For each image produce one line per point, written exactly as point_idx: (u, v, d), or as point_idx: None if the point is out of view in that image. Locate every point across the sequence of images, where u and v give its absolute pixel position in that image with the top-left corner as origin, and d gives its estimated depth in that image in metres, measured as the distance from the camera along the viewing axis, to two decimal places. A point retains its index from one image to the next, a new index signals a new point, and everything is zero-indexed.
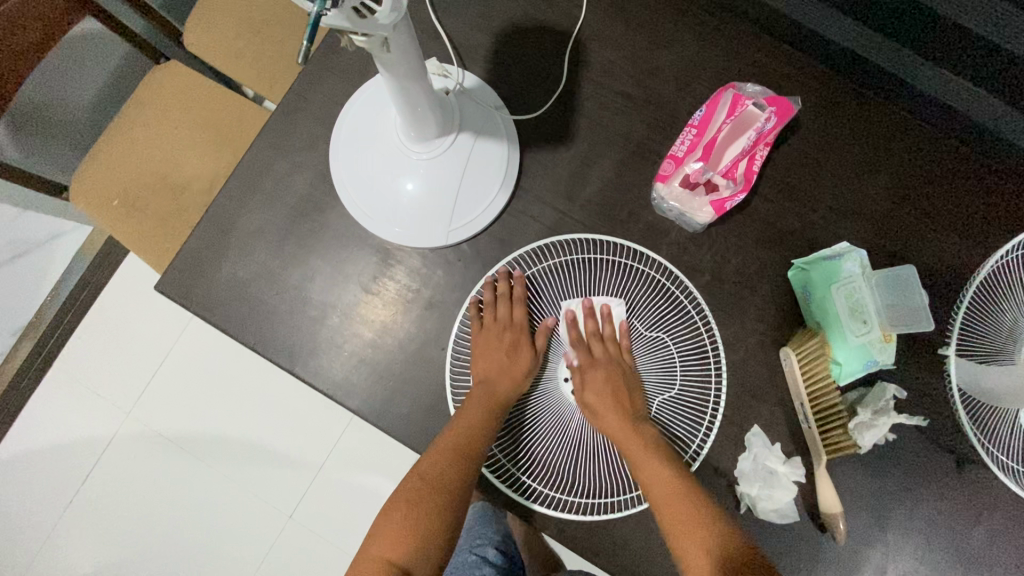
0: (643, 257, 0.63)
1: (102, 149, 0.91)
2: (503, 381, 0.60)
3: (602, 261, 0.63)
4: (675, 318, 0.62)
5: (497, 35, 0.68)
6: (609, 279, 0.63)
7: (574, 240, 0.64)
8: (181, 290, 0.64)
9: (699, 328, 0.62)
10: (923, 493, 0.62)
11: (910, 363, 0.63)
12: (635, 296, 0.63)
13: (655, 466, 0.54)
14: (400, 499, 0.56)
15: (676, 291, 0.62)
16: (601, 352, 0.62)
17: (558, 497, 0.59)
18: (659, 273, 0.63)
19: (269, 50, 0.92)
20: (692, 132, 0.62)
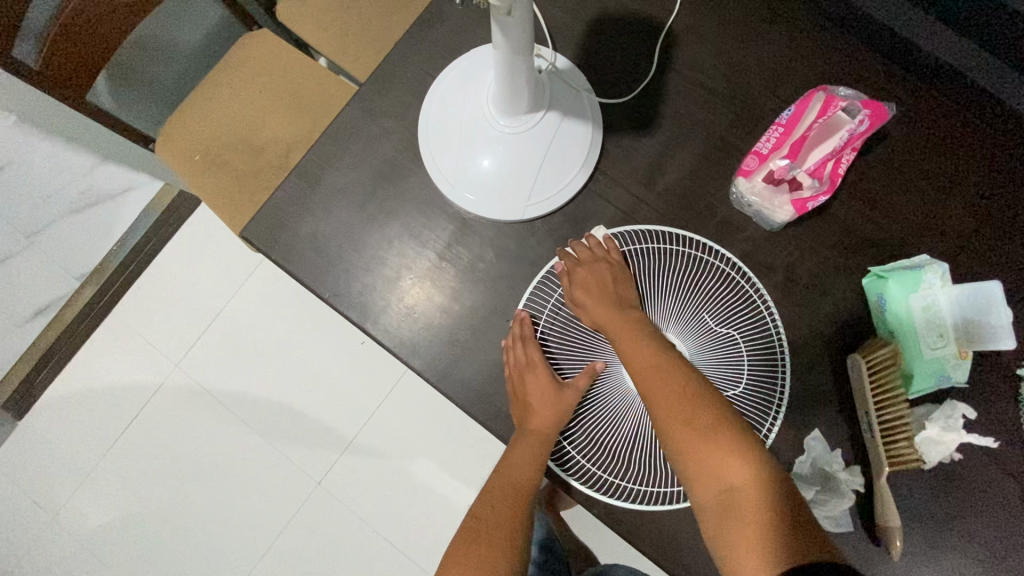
0: (716, 255, 0.64)
1: (192, 107, 0.96)
2: (541, 422, 0.60)
3: (669, 253, 0.64)
4: (745, 315, 0.62)
5: (589, 22, 0.70)
6: (674, 272, 0.64)
7: (642, 231, 0.66)
8: (266, 239, 0.67)
9: (769, 328, 0.62)
10: (987, 519, 0.60)
11: (983, 383, 0.61)
12: (703, 290, 0.62)
13: (644, 356, 0.56)
14: (473, 530, 0.59)
15: (748, 289, 0.62)
16: (588, 257, 0.63)
17: (615, 483, 0.60)
18: (730, 268, 0.63)
19: (357, 26, 0.95)
20: (778, 130, 0.63)
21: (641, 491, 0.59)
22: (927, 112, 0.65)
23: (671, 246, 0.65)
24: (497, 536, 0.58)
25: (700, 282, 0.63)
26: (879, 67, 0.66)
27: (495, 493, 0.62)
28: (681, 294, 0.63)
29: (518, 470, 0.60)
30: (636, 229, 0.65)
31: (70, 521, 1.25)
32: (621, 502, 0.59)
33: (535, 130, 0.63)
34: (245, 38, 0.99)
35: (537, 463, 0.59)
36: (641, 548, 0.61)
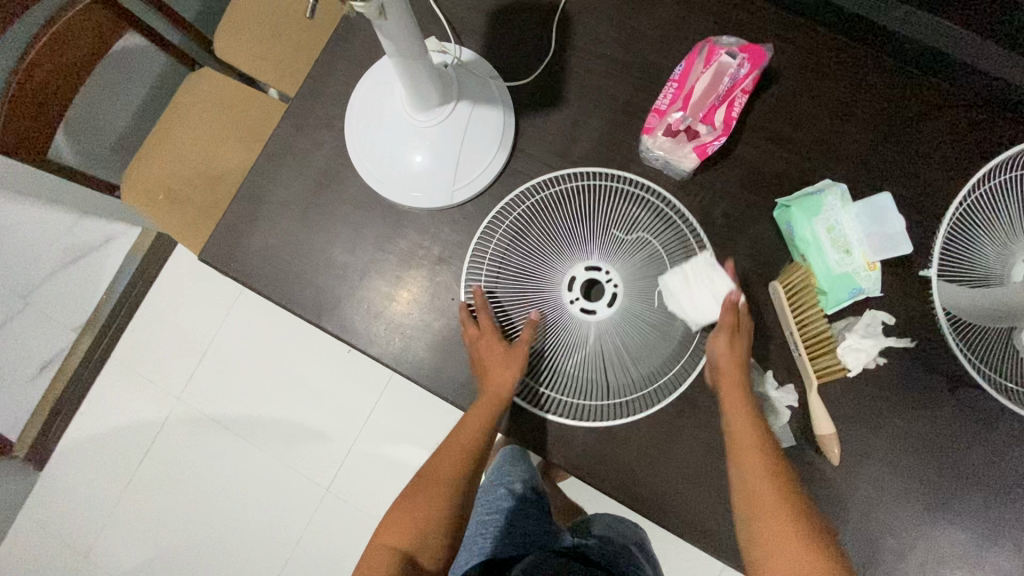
0: (633, 180, 0.68)
1: (149, 149, 1.02)
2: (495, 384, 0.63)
3: (593, 188, 0.68)
4: (668, 233, 0.66)
5: (490, 13, 0.74)
6: (600, 202, 0.67)
7: (565, 175, 0.69)
8: (221, 257, 0.72)
9: (688, 240, 0.66)
10: (916, 413, 0.64)
11: (897, 289, 0.65)
12: (629, 214, 0.66)
13: (751, 452, 0.58)
14: (420, 486, 0.65)
15: (666, 210, 0.66)
16: (730, 341, 0.60)
17: (575, 406, 0.65)
18: (653, 197, 0.67)
19: (290, 51, 1.01)
20: (673, 86, 0.67)
21: (605, 409, 0.65)
22: (813, 47, 0.69)
23: (595, 183, 0.68)
24: (433, 491, 0.64)
25: (624, 208, 0.66)
26: (762, 13, 0.70)
27: (448, 452, 0.66)
28: (609, 219, 0.65)
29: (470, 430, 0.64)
30: (558, 174, 0.69)
31: (102, 558, 1.32)
32: (590, 422, 0.65)
33: (449, 120, 0.67)
34: (190, 79, 1.05)
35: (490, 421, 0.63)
36: (601, 487, 0.67)
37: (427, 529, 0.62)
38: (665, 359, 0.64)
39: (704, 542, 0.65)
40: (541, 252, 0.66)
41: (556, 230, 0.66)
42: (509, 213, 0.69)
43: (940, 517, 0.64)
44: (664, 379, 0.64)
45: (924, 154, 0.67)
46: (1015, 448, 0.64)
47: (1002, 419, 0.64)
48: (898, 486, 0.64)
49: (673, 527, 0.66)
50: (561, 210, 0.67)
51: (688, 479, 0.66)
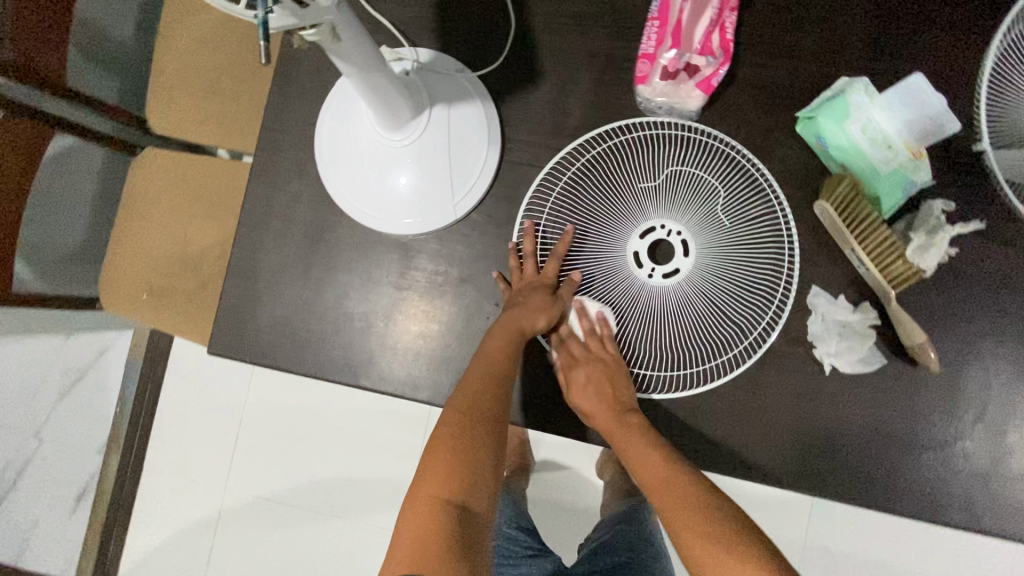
0: (676, 123, 0.62)
1: (119, 250, 0.95)
2: (524, 322, 0.59)
3: (645, 138, 0.62)
4: (737, 175, 0.61)
5: (435, 4, 0.68)
6: (656, 151, 0.62)
7: (608, 130, 0.64)
8: (233, 345, 0.66)
9: (762, 185, 0.61)
10: (1004, 295, 0.60)
11: (948, 172, 0.61)
12: (690, 161, 0.61)
13: (645, 463, 0.54)
14: (456, 422, 0.52)
15: (727, 150, 0.62)
16: (582, 351, 0.60)
17: (662, 377, 0.61)
18: (694, 133, 0.62)
19: (229, 105, 0.93)
20: (656, 25, 0.60)
21: (680, 379, 0.61)
22: None
23: (642, 133, 0.63)
24: (481, 427, 0.52)
25: (674, 153, 0.62)
26: None
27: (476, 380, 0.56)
28: (662, 169, 0.61)
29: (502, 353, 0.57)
30: (598, 132, 0.63)
31: None
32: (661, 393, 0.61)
33: (429, 131, 0.61)
34: (136, 165, 0.97)
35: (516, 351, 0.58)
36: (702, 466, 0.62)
37: (476, 465, 0.50)
38: (747, 306, 0.60)
39: (826, 490, 0.61)
40: (595, 222, 0.63)
41: (609, 195, 0.62)
42: (552, 188, 0.64)
43: None
44: (755, 327, 0.60)
45: (938, 22, 0.61)
46: None
47: None
48: (1004, 374, 0.60)
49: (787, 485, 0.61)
50: (616, 167, 0.62)
51: (788, 431, 0.61)
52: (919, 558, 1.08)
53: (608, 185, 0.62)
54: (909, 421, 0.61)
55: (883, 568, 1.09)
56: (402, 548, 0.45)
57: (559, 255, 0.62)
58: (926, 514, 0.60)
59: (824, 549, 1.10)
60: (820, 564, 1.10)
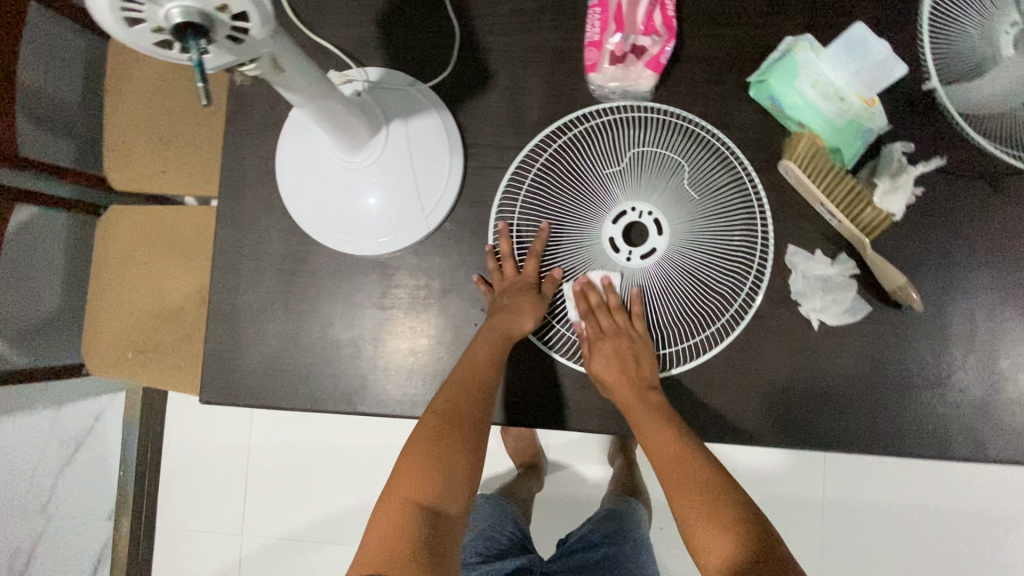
0: (633, 104, 0.63)
1: (96, 313, 0.94)
2: (511, 323, 0.59)
3: (605, 124, 0.63)
4: (699, 147, 0.62)
5: (377, 22, 0.68)
6: (617, 135, 0.62)
7: (569, 121, 0.64)
8: (224, 390, 0.66)
9: (726, 153, 0.62)
10: (974, 227, 0.61)
11: (903, 115, 0.62)
12: (650, 140, 0.62)
13: (659, 441, 0.56)
14: (432, 428, 0.54)
15: (686, 125, 0.62)
16: (609, 325, 0.60)
17: (654, 356, 0.62)
18: (651, 113, 0.63)
19: (188, 151, 0.92)
20: (597, 11, 0.61)
21: (673, 354, 0.62)
22: None
23: (602, 119, 0.63)
24: (458, 432, 0.54)
25: (634, 134, 0.62)
26: None
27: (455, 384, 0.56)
28: (624, 152, 0.62)
29: (484, 355, 0.58)
30: (558, 124, 0.63)
31: None
32: (657, 372, 0.62)
33: (389, 148, 0.61)
34: (102, 224, 0.96)
35: (500, 353, 0.58)
36: (707, 439, 0.62)
37: (450, 472, 0.52)
38: (727, 274, 0.61)
39: (831, 444, 0.61)
40: (567, 214, 0.63)
41: (577, 185, 0.62)
42: (520, 186, 0.64)
43: None
44: (739, 295, 0.61)
45: None
46: None
47: None
48: (986, 303, 0.61)
49: (793, 445, 0.62)
50: (580, 156, 0.63)
51: (786, 392, 0.62)
52: (936, 497, 1.10)
53: (575, 175, 0.62)
54: (901, 364, 0.62)
55: (903, 512, 1.10)
56: (373, 546, 0.48)
57: (537, 253, 0.62)
58: (930, 453, 0.61)
59: (843, 502, 1.11)
60: (841, 518, 1.11)
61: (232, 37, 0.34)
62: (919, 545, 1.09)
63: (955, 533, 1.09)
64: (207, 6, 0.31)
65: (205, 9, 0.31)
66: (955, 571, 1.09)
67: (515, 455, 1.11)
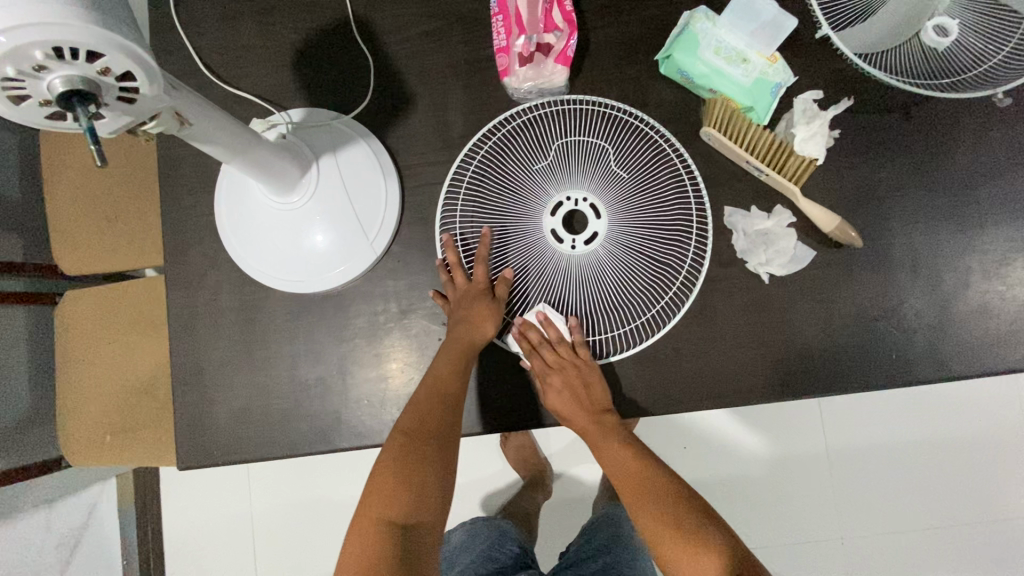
0: (550, 99, 0.64)
1: (68, 402, 0.92)
2: (465, 333, 0.60)
3: (527, 122, 0.64)
4: (621, 129, 0.63)
5: (292, 65, 0.69)
6: (541, 131, 0.64)
7: (494, 125, 0.65)
8: (201, 452, 0.65)
9: (647, 132, 0.63)
10: (893, 156, 0.64)
11: (807, 64, 0.64)
12: (574, 131, 0.63)
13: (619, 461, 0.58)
14: (399, 445, 0.54)
15: (604, 111, 0.64)
16: (555, 359, 0.60)
17: (617, 336, 0.63)
18: (570, 104, 0.64)
19: (134, 223, 0.92)
20: (500, 18, 0.62)
21: (634, 333, 0.62)
22: None
23: (524, 118, 0.64)
24: (427, 447, 0.54)
25: (555, 130, 0.64)
26: None
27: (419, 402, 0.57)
28: (550, 147, 0.63)
29: (445, 369, 0.59)
30: (484, 130, 0.64)
31: None
32: (622, 353, 0.62)
33: (322, 184, 0.62)
34: (58, 313, 0.94)
35: (460, 366, 0.59)
36: (683, 407, 0.63)
37: (419, 485, 0.51)
38: (670, 245, 0.62)
39: (803, 390, 0.62)
40: (507, 216, 0.64)
41: (512, 187, 0.64)
42: (458, 197, 0.65)
43: (972, 230, 0.63)
44: (684, 264, 0.62)
45: None
46: (992, 129, 0.63)
47: (965, 114, 0.64)
48: (920, 226, 0.63)
49: (768, 398, 0.63)
50: (509, 157, 0.64)
51: (750, 347, 0.63)
52: (930, 426, 1.11)
53: (508, 177, 0.64)
54: (854, 301, 0.63)
55: (902, 447, 1.11)
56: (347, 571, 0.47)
57: (484, 257, 0.62)
58: (899, 380, 0.62)
59: (843, 448, 1.12)
60: (847, 466, 1.11)
61: (122, 97, 0.35)
62: (924, 477, 1.10)
63: (956, 458, 1.11)
64: (87, 71, 0.32)
65: (88, 74, 0.32)
66: (963, 495, 1.10)
67: (518, 466, 1.11)
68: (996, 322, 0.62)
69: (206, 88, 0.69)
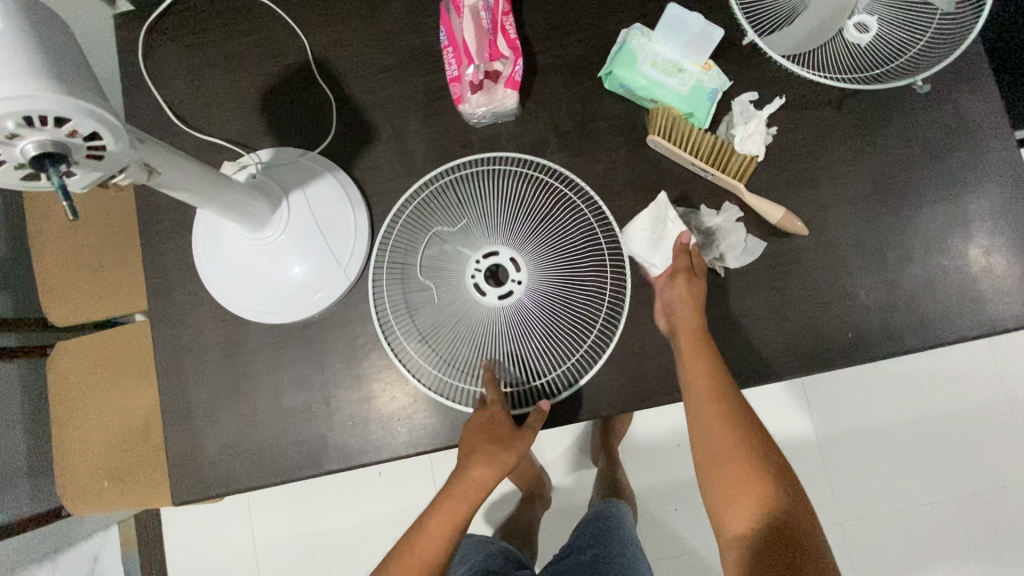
0: (436, 171, 0.68)
1: (65, 451, 0.94)
2: (491, 474, 0.62)
3: (429, 199, 0.68)
4: (520, 183, 0.67)
5: (259, 108, 0.73)
6: (445, 206, 0.67)
7: (398, 208, 0.68)
8: (195, 486, 0.67)
9: (540, 177, 0.67)
10: (829, 148, 0.68)
11: (740, 69, 0.68)
12: (476, 199, 0.66)
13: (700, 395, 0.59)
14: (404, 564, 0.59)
15: (500, 170, 0.68)
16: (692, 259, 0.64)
17: (559, 374, 0.65)
18: (473, 167, 0.69)
19: (119, 272, 0.95)
20: (450, 50, 0.66)
21: (590, 351, 0.65)
22: None
23: (425, 195, 0.68)
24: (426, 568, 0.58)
25: (464, 193, 0.67)
26: None
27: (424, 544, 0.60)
28: (456, 216, 0.66)
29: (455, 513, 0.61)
30: (390, 215, 0.68)
31: None
32: (596, 365, 0.65)
33: (293, 218, 0.65)
34: (51, 364, 0.97)
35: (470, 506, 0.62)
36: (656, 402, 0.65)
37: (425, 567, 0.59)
38: (588, 281, 0.65)
39: (768, 375, 0.65)
40: (430, 279, 0.66)
41: (432, 252, 0.66)
42: (381, 278, 0.67)
43: (909, 210, 0.67)
44: (602, 278, 0.65)
45: None
46: (918, 115, 0.68)
47: (892, 104, 0.68)
48: (862, 211, 0.67)
49: (735, 386, 0.66)
50: (418, 233, 0.67)
51: (713, 339, 0.66)
52: (914, 403, 1.14)
53: (427, 242, 0.66)
54: (807, 286, 0.66)
55: (889, 426, 1.13)
56: None
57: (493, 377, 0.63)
58: (857, 358, 0.65)
59: (832, 433, 1.14)
60: (838, 450, 1.13)
61: (91, 155, 0.38)
62: (914, 453, 1.13)
63: (942, 432, 1.13)
64: (57, 135, 0.35)
65: (57, 137, 0.35)
66: (953, 468, 1.12)
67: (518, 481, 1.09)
68: (943, 295, 0.66)
69: (179, 138, 0.73)
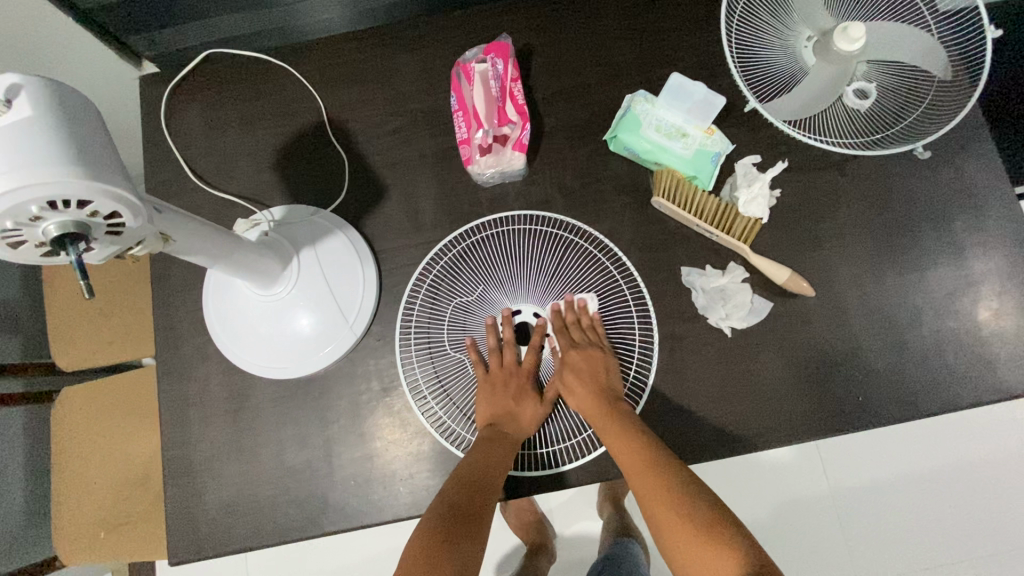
0: (461, 232, 0.70)
1: (61, 499, 0.93)
2: (516, 429, 0.62)
3: (458, 258, 0.69)
4: (548, 244, 0.69)
5: (273, 166, 0.75)
6: (474, 266, 0.69)
7: (426, 264, 0.69)
8: (192, 545, 0.66)
9: (568, 238, 0.69)
10: (833, 210, 0.69)
11: (742, 134, 0.70)
12: (506, 260, 0.69)
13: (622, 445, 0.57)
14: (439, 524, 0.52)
15: (528, 231, 0.69)
16: (580, 340, 0.66)
17: (589, 435, 0.65)
18: (497, 226, 0.70)
19: (127, 317, 0.97)
20: (461, 114, 0.69)
21: None
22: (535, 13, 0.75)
23: (454, 254, 0.70)
24: (469, 524, 0.53)
25: (494, 252, 0.69)
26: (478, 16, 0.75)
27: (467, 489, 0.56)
28: (486, 275, 0.69)
29: (491, 462, 0.59)
30: (417, 272, 0.69)
31: None
32: None
33: (303, 274, 0.66)
34: (55, 410, 0.96)
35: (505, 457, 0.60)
36: None
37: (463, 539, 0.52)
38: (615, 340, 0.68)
39: (777, 437, 0.64)
40: (456, 342, 0.69)
41: (459, 315, 0.69)
42: (409, 335, 0.68)
43: (918, 271, 0.67)
44: (635, 344, 0.67)
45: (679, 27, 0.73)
46: (922, 177, 0.69)
47: (893, 167, 0.69)
48: (869, 271, 0.67)
49: (744, 449, 0.64)
50: (449, 291, 0.69)
51: (721, 400, 0.65)
52: (932, 455, 1.10)
53: (453, 305, 0.69)
54: (816, 346, 0.66)
55: (911, 480, 1.10)
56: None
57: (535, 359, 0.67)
58: (870, 420, 0.64)
59: (851, 487, 1.11)
60: (857, 504, 1.10)
61: (110, 232, 0.39)
62: (938, 510, 1.08)
63: (963, 486, 1.09)
64: (78, 216, 0.36)
65: (80, 219, 0.37)
66: (978, 524, 1.08)
67: (521, 532, 1.07)
68: (955, 356, 0.65)
69: (195, 194, 0.75)
